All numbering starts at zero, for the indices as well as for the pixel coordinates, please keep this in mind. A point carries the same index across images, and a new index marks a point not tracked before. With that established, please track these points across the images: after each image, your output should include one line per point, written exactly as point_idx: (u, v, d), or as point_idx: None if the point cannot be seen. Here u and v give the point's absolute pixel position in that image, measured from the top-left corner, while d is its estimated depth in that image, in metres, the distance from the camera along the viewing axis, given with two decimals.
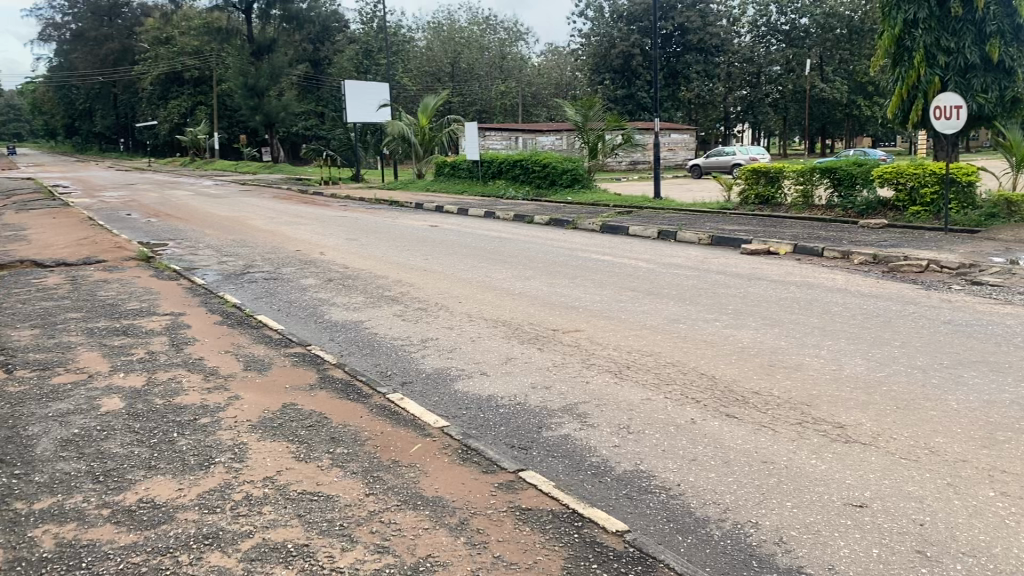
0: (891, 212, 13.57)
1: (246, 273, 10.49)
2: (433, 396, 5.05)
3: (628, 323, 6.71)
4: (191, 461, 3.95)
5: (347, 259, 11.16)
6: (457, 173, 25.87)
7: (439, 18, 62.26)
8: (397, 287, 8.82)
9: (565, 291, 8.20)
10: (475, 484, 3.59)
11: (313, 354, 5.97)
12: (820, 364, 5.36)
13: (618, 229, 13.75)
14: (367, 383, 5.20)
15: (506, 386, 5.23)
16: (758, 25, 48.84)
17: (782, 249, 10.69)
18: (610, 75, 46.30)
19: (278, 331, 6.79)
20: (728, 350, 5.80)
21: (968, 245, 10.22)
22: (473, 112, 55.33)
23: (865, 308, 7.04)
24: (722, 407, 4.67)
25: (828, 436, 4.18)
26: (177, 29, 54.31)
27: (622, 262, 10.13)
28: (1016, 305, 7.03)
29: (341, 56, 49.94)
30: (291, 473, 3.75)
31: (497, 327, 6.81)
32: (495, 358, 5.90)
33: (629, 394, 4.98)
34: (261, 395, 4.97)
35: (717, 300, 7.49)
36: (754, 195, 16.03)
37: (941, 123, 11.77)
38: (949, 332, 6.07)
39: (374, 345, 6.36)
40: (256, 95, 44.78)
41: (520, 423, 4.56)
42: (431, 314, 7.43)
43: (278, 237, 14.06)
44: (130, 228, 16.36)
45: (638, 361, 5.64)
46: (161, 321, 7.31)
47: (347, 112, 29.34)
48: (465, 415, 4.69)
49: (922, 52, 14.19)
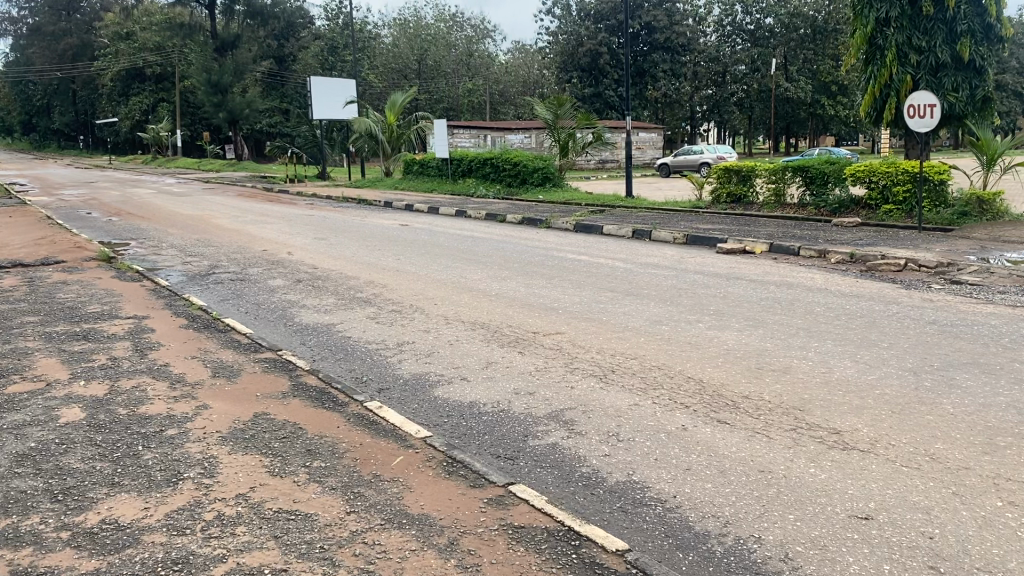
0: (864, 210, 13.59)
1: (211, 274, 10.20)
2: (412, 404, 4.85)
3: (610, 325, 6.55)
4: (158, 477, 3.70)
5: (316, 259, 10.90)
6: (427, 171, 25.62)
7: (405, 14, 61.87)
8: (370, 288, 8.58)
9: (544, 292, 8.02)
10: (463, 500, 3.39)
11: (285, 360, 5.72)
12: (809, 366, 5.24)
13: (591, 229, 13.61)
14: (342, 390, 4.97)
15: (489, 392, 5.03)
16: (724, 24, 49.17)
17: (758, 249, 10.61)
18: (577, 73, 46.08)
19: (247, 335, 6.53)
20: (713, 351, 5.67)
21: (943, 244, 10.19)
22: (440, 110, 55.45)
23: (848, 308, 6.95)
24: (713, 412, 4.52)
25: (824, 443, 4.04)
26: (137, 24, 53.42)
27: (599, 262, 9.98)
28: (997, 305, 6.98)
29: (306, 52, 49.36)
30: (266, 490, 3.52)
31: (476, 329, 6.62)
32: (475, 362, 5.71)
33: (616, 400, 4.81)
34: (231, 404, 4.73)
35: (698, 301, 7.35)
36: (726, 194, 15.98)
37: (914, 122, 11.79)
38: (935, 333, 5.99)
39: (347, 350, 6.13)
40: (220, 92, 44.07)
41: (504, 431, 4.38)
42: (407, 317, 7.22)
43: (244, 237, 13.72)
44: (90, 226, 15.92)
45: (623, 365, 5.47)
46: (124, 325, 7.00)
47: (312, 109, 28.98)
48: (446, 423, 4.49)
49: (894, 50, 14.23)
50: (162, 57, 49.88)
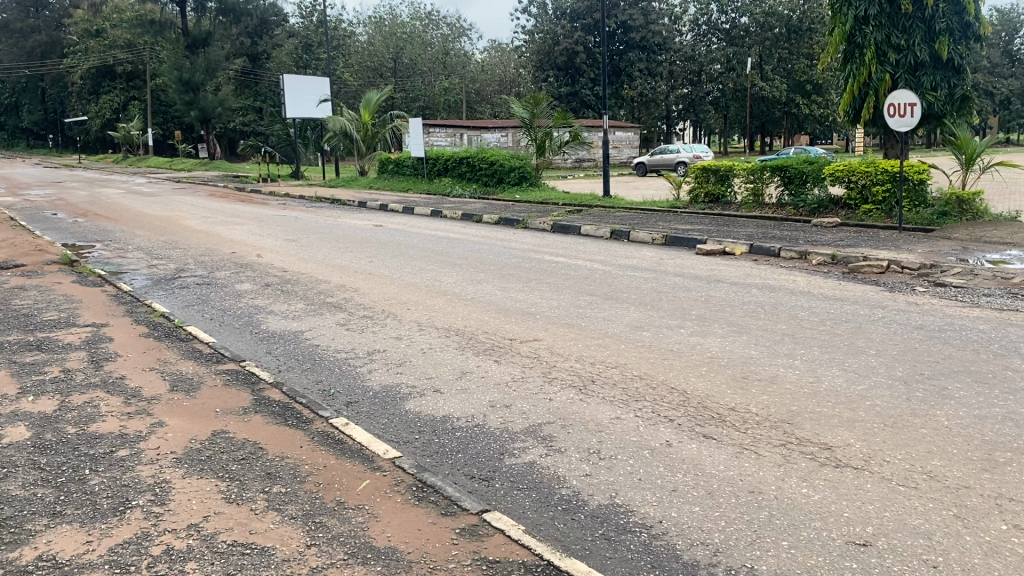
0: (843, 210, 13.48)
1: (177, 278, 9.84)
2: (382, 419, 4.60)
3: (589, 331, 6.33)
4: (104, 505, 3.41)
5: (285, 262, 10.58)
6: (402, 171, 25.32)
7: (380, 12, 61.46)
8: (340, 293, 8.29)
9: (521, 297, 7.76)
10: (434, 530, 3.15)
11: (248, 371, 5.44)
12: (795, 376, 5.03)
13: (568, 229, 13.40)
14: (307, 405, 4.70)
15: (463, 406, 4.78)
16: (699, 23, 49.29)
17: (738, 250, 10.45)
18: (554, 72, 45.85)
19: (209, 344, 6.23)
20: (697, 360, 5.45)
21: (926, 245, 10.07)
22: (416, 108, 55.06)
23: (833, 312, 6.76)
24: (699, 427, 4.30)
25: (816, 460, 3.84)
26: (107, 21, 52.62)
27: (577, 264, 9.76)
28: (984, 308, 6.85)
29: (280, 50, 48.77)
30: (221, 519, 3.25)
31: (450, 337, 6.36)
32: (449, 372, 5.45)
33: (598, 413, 4.58)
34: (189, 422, 4.45)
35: (679, 306, 7.14)
36: (703, 194, 15.83)
37: (894, 121, 11.69)
38: (923, 339, 5.80)
39: (316, 360, 5.86)
40: (191, 89, 43.47)
41: (479, 448, 4.13)
42: (379, 323, 6.95)
43: (213, 238, 13.39)
44: (53, 228, 15.44)
45: (603, 374, 5.24)
46: (81, 334, 6.66)
47: (285, 108, 28.41)
48: (418, 440, 4.25)
49: (873, 48, 14.12)
50: (133, 55, 49.10)
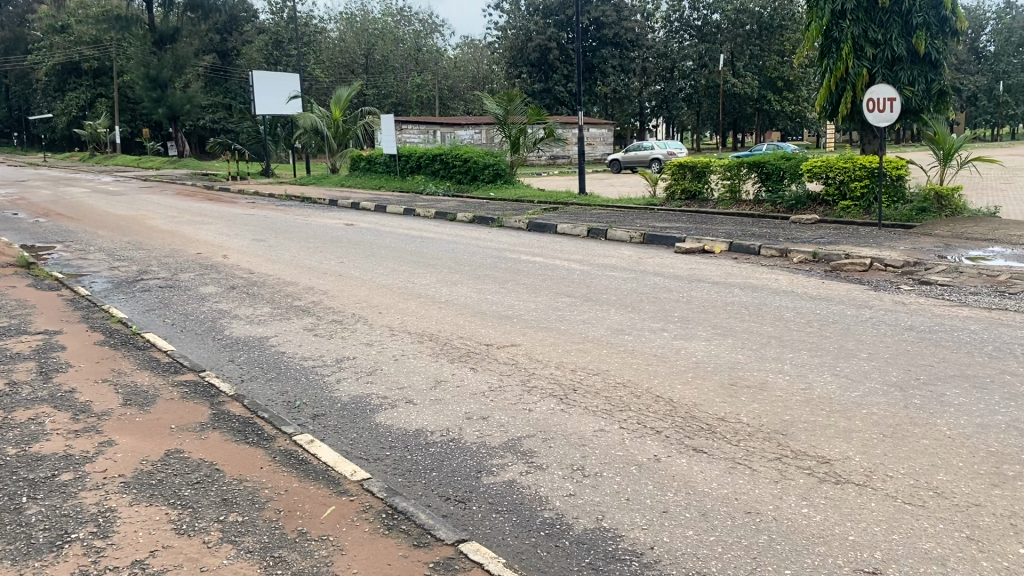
0: (821, 207, 13.32)
1: (138, 281, 9.43)
2: (350, 434, 4.33)
3: (568, 336, 6.07)
4: (39, 539, 3.09)
5: (251, 263, 10.23)
6: (375, 168, 24.93)
7: (351, 8, 60.97)
8: (309, 296, 7.97)
9: (496, 299, 7.48)
10: (404, 565, 2.87)
11: (207, 382, 5.11)
12: (786, 383, 4.78)
13: (545, 227, 13.14)
14: (268, 420, 4.39)
15: (435, 417, 4.51)
16: (671, 20, 49.21)
17: (717, 248, 10.24)
18: (527, 69, 45.48)
19: (167, 353, 5.89)
20: (682, 365, 5.20)
21: (907, 242, 9.92)
22: (389, 105, 54.60)
23: (818, 313, 6.55)
24: (688, 439, 4.04)
25: (814, 475, 3.61)
26: (73, 17, 51.62)
27: (555, 264, 9.46)
28: (973, 307, 6.65)
29: (249, 47, 48.15)
30: (168, 554, 2.95)
31: (423, 343, 6.06)
32: (422, 381, 5.16)
33: (581, 424, 4.30)
34: (142, 440, 4.12)
35: (662, 307, 6.89)
36: (680, 190, 15.62)
37: (874, 116, 11.54)
38: (915, 341, 5.60)
39: (280, 369, 5.54)
40: (159, 87, 42.38)
41: (454, 466, 3.85)
42: (348, 328, 6.63)
43: (178, 239, 12.98)
44: (11, 229, 14.92)
45: (583, 383, 4.97)
46: (31, 343, 6.28)
47: (255, 104, 27.92)
48: (389, 458, 3.98)
49: (850, 42, 13.97)
50: (99, 51, 48.25)
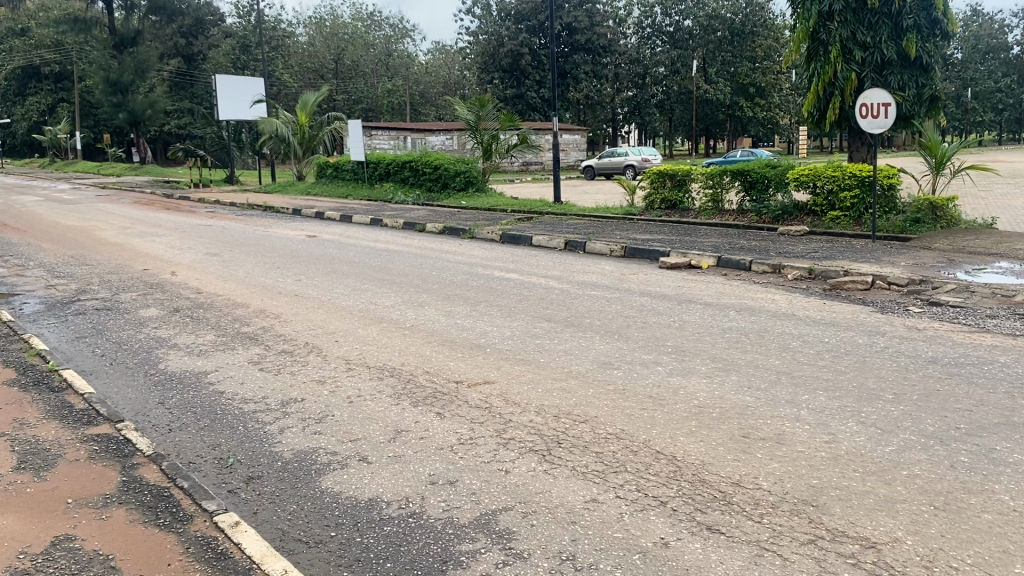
0: (808, 217, 12.71)
1: (72, 302, 8.54)
2: (290, 504, 3.58)
3: (549, 371, 5.33)
4: None
5: (202, 281, 9.38)
6: (341, 175, 24.04)
7: (320, 13, 60.07)
8: (260, 321, 7.17)
9: (467, 324, 6.74)
10: None
11: (124, 438, 4.29)
12: (807, 436, 4.06)
13: (518, 239, 12.42)
14: (188, 492, 3.59)
15: (392, 482, 3.74)
16: (643, 25, 48.76)
17: (705, 263, 9.59)
18: (499, 75, 44.88)
19: (86, 396, 5.08)
20: (682, 412, 4.46)
21: (907, 257, 9.33)
22: (359, 110, 53.85)
23: (829, 342, 5.85)
24: (700, 514, 3.32)
25: (863, 568, 2.90)
26: (33, 20, 50.22)
27: (530, 282, 8.75)
28: (997, 333, 6.01)
29: (216, 50, 47.20)
30: None
31: (383, 380, 5.29)
32: (379, 432, 4.38)
33: (567, 493, 3.56)
34: (27, 521, 3.32)
35: (652, 335, 6.20)
36: (659, 200, 14.95)
37: (866, 122, 10.93)
38: (943, 377, 4.92)
39: (215, 414, 4.75)
40: (120, 91, 40.19)
41: (414, 553, 3.11)
42: (300, 361, 5.84)
43: (124, 253, 12.04)
44: None
45: (569, 433, 4.24)
46: None
47: (218, 109, 26.90)
48: (334, 541, 3.23)
49: (838, 45, 13.41)
50: (61, 55, 47.12)
